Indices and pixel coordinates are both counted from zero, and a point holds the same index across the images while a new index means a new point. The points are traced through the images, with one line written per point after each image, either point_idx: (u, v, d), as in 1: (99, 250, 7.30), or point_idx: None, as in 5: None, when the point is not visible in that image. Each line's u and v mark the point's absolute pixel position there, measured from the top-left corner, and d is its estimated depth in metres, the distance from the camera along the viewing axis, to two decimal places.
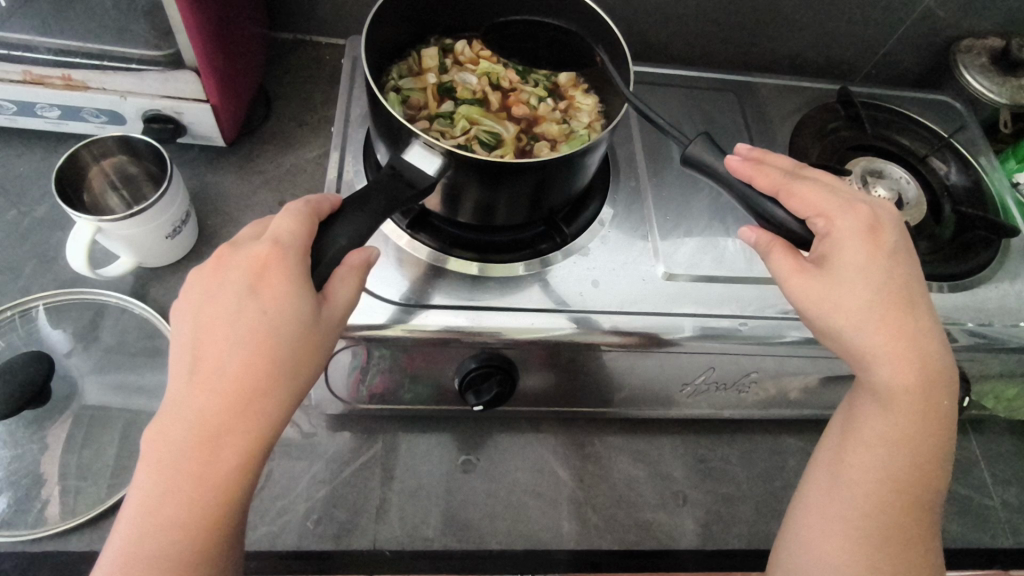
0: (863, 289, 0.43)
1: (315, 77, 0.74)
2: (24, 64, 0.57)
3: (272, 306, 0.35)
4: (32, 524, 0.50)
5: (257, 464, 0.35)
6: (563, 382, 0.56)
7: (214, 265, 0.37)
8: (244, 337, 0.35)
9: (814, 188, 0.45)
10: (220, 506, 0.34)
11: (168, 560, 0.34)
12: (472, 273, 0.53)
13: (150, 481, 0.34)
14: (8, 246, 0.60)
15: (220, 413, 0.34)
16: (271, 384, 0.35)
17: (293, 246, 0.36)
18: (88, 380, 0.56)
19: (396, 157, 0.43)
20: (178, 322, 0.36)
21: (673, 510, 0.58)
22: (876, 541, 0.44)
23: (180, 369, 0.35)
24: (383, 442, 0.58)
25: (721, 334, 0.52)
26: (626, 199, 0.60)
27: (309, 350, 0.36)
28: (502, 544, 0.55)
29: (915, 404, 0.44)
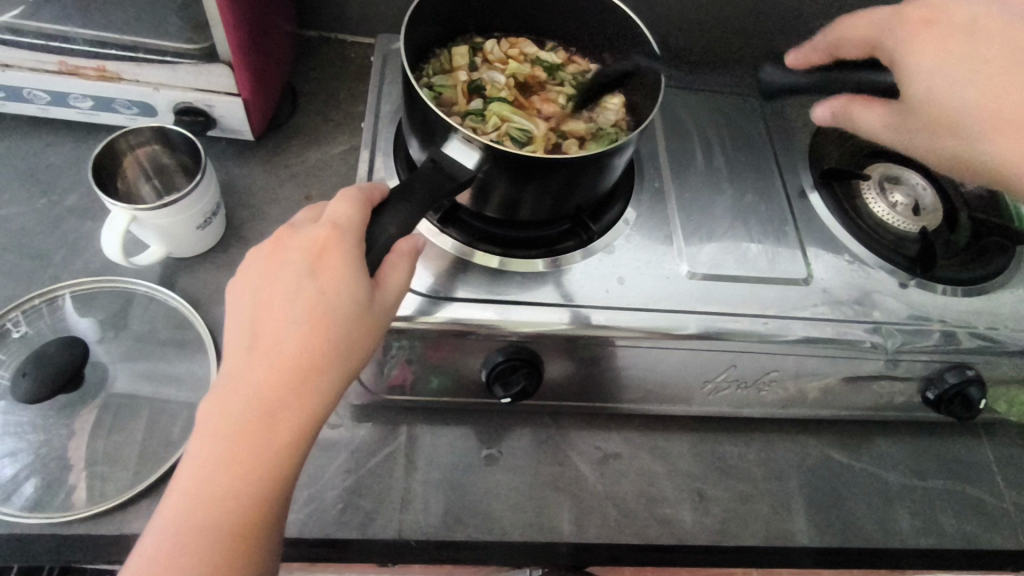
0: (968, 90, 0.44)
1: (339, 74, 0.75)
2: (60, 54, 0.57)
3: (330, 287, 0.36)
4: (61, 508, 0.51)
5: (308, 442, 0.37)
6: (588, 376, 0.57)
7: (274, 246, 0.38)
8: (301, 315, 0.36)
9: (861, 21, 0.51)
10: (271, 481, 0.35)
11: (221, 530, 0.34)
12: (492, 266, 0.54)
13: (204, 451, 0.35)
14: (38, 233, 0.61)
15: (278, 389, 0.35)
16: (326, 363, 0.36)
17: (350, 228, 0.38)
18: (117, 368, 0.57)
19: (435, 151, 0.44)
20: (236, 300, 0.38)
21: (692, 506, 0.59)
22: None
23: (240, 346, 0.36)
24: (406, 434, 0.59)
25: (730, 331, 0.53)
26: (650, 198, 0.61)
27: (362, 333, 0.37)
28: (523, 536, 0.56)
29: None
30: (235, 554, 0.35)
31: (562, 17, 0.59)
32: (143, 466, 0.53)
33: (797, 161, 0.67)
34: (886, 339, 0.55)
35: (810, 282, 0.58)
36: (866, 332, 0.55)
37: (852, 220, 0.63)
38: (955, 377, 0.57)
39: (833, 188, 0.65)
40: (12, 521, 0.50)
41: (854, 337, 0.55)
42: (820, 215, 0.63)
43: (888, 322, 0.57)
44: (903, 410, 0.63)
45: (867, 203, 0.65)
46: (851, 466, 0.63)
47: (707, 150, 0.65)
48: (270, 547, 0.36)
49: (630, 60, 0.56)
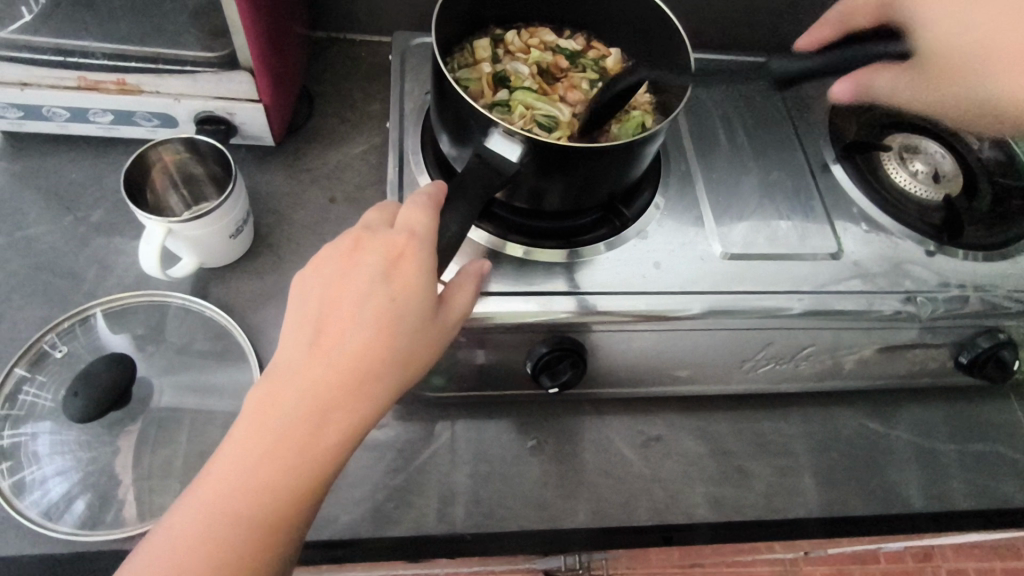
0: (996, 29, 0.47)
1: (353, 74, 0.75)
2: (80, 70, 0.57)
3: (401, 294, 0.37)
4: (117, 524, 0.51)
5: (350, 446, 0.37)
6: (630, 362, 0.57)
7: (352, 246, 0.39)
8: (369, 319, 0.36)
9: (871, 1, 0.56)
10: (312, 478, 0.36)
11: (254, 520, 0.34)
12: (517, 256, 0.55)
13: (252, 439, 0.35)
14: (67, 252, 0.61)
15: (335, 390, 0.36)
16: (385, 371, 0.36)
17: (427, 238, 0.38)
18: (159, 382, 0.57)
19: (478, 145, 0.44)
20: (305, 292, 0.38)
21: (737, 483, 0.60)
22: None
23: (303, 339, 0.37)
24: (452, 429, 0.59)
25: (767, 310, 0.54)
26: (678, 181, 0.61)
27: (423, 345, 0.38)
28: (575, 522, 0.56)
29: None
30: (262, 544, 0.35)
31: (585, 4, 0.59)
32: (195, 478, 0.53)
33: (818, 136, 0.67)
34: (920, 308, 0.56)
35: (842, 255, 0.59)
36: (899, 302, 0.56)
37: (875, 191, 0.63)
38: (986, 342, 0.59)
39: (855, 160, 0.65)
40: (69, 539, 0.50)
41: (888, 309, 0.56)
42: (845, 187, 0.64)
43: (922, 290, 0.58)
44: (938, 376, 0.64)
45: (889, 173, 0.65)
46: (887, 435, 0.64)
47: (729, 129, 0.66)
48: (297, 542, 0.37)
49: (656, 42, 0.56)
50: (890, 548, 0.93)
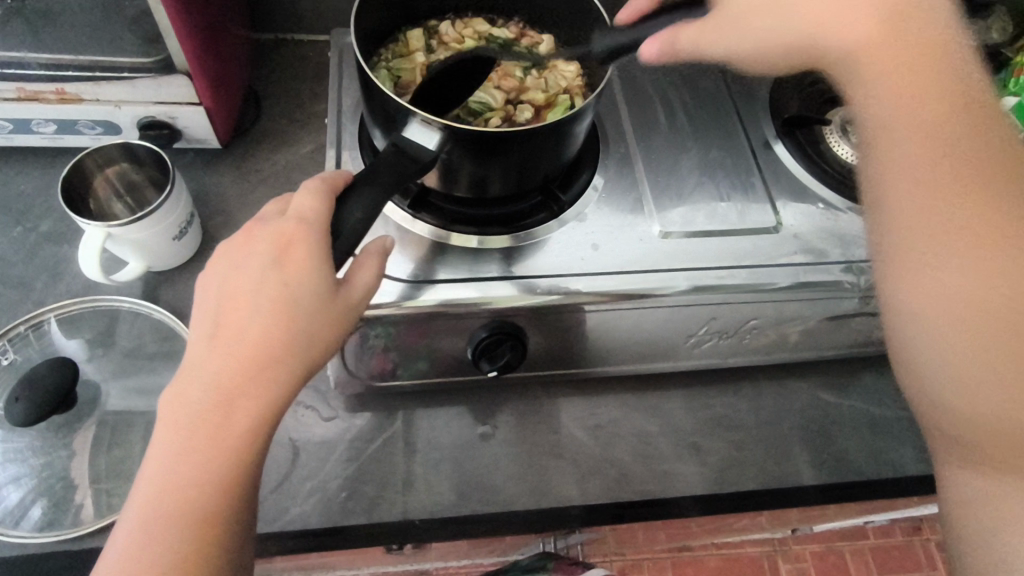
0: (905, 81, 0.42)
1: (301, 74, 0.75)
2: (16, 81, 0.57)
3: (293, 278, 0.38)
4: (71, 524, 0.52)
5: (268, 432, 0.37)
6: (575, 345, 0.58)
7: (242, 239, 0.40)
8: (264, 305, 0.37)
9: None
10: (235, 468, 0.36)
11: (184, 518, 0.35)
12: (471, 246, 0.56)
13: (168, 438, 0.36)
14: (16, 262, 0.62)
15: (238, 377, 0.36)
16: (285, 353, 0.37)
17: (315, 221, 0.39)
18: (110, 386, 0.57)
19: (395, 136, 0.44)
20: (204, 292, 0.39)
21: (688, 459, 0.60)
22: (982, 230, 0.39)
23: (201, 335, 0.38)
24: (404, 418, 0.60)
25: (711, 286, 0.55)
26: (617, 163, 0.62)
27: (326, 324, 0.38)
28: (526, 505, 0.57)
29: (926, 86, 0.42)
30: (197, 543, 0.35)
31: None
32: None
33: (757, 112, 0.68)
34: (859, 277, 0.56)
35: (780, 229, 0.59)
36: (840, 272, 0.57)
37: (817, 166, 0.64)
38: None
39: (795, 136, 0.66)
40: (25, 543, 0.51)
41: (828, 279, 0.56)
42: (785, 163, 0.64)
43: (861, 259, 0.58)
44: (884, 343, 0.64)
45: (830, 146, 0.66)
46: (840, 405, 0.65)
47: (669, 110, 0.66)
48: (239, 535, 0.37)
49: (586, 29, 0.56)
50: (864, 517, 0.94)
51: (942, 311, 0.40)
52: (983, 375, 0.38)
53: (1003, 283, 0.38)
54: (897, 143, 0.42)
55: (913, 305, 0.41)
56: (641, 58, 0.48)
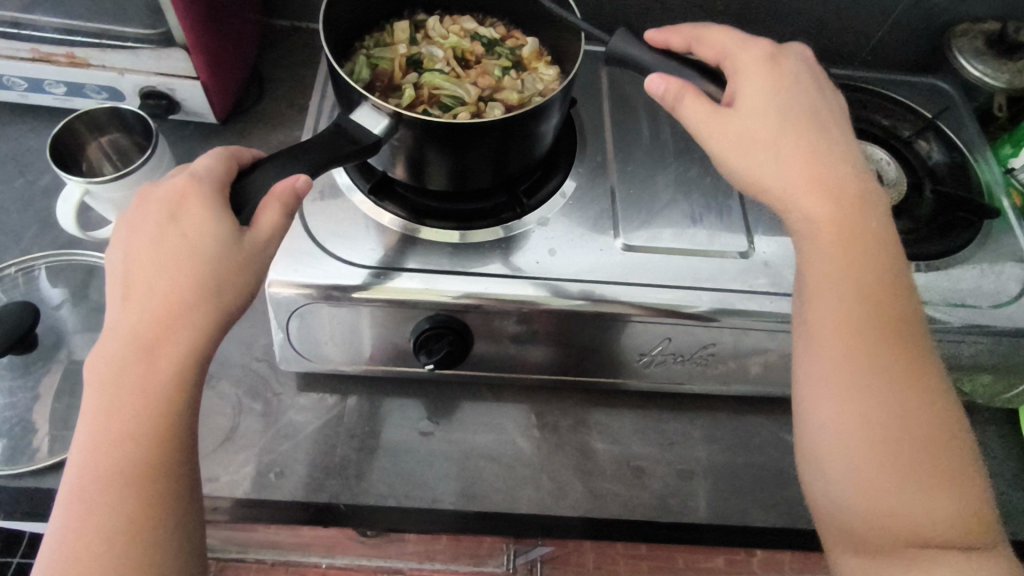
0: (828, 219, 0.44)
1: (309, 61, 0.78)
2: (31, 42, 0.61)
3: (190, 227, 0.38)
4: (15, 462, 0.54)
5: (195, 377, 0.38)
6: (565, 357, 0.58)
7: (137, 204, 0.40)
8: (166, 257, 0.38)
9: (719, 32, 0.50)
10: (163, 415, 0.37)
11: (124, 469, 0.36)
12: (454, 241, 0.56)
13: (96, 398, 0.37)
14: (13, 210, 0.65)
15: (150, 326, 0.37)
16: (195, 298, 0.37)
17: (207, 177, 0.40)
18: (77, 337, 0.60)
19: (343, 117, 0.45)
20: (110, 260, 0.40)
21: (631, 482, 0.58)
22: (884, 387, 0.41)
23: (114, 296, 0.38)
24: (349, 403, 0.60)
25: (741, 309, 0.53)
26: (590, 172, 0.61)
27: (233, 267, 0.38)
28: (455, 506, 0.56)
29: (861, 261, 0.43)
30: (138, 493, 0.36)
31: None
32: None
33: None
34: None
35: (750, 254, 0.57)
36: None
37: None
38: None
39: None
40: None
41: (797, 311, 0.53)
42: None
43: None
44: None
45: None
46: None
47: (656, 125, 0.65)
48: (185, 482, 0.38)
49: (562, 30, 0.57)
50: None
51: (841, 441, 0.41)
52: (878, 490, 0.40)
53: (894, 434, 0.41)
54: (821, 276, 0.43)
55: (814, 425, 0.43)
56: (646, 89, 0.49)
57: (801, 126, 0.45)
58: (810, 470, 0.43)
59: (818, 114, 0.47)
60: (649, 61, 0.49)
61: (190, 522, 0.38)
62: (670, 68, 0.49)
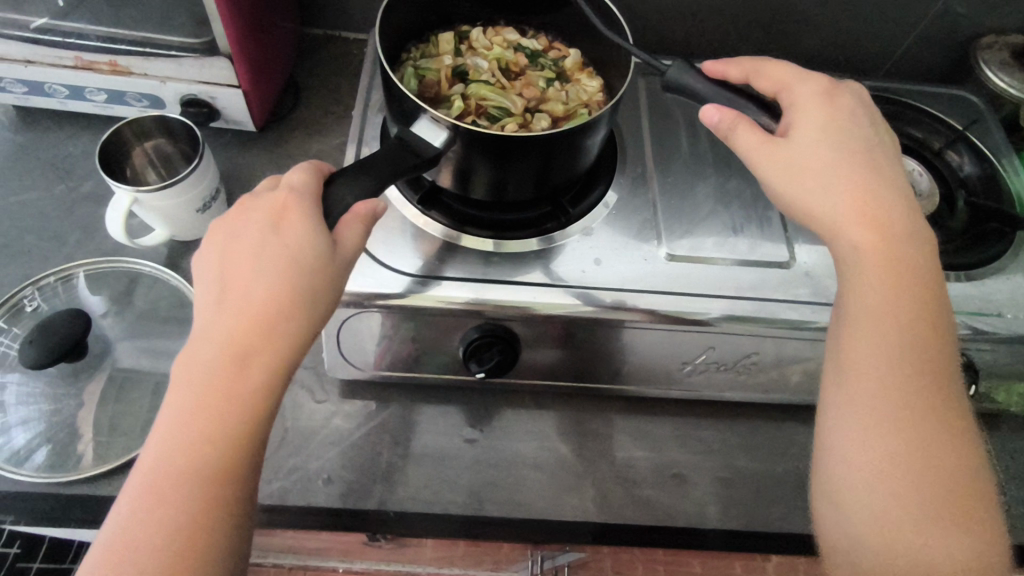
0: (872, 257, 0.44)
1: (342, 69, 0.78)
2: (75, 50, 0.61)
3: (290, 241, 0.39)
4: (67, 469, 0.54)
5: (280, 388, 0.39)
6: (573, 360, 0.58)
7: (236, 211, 0.41)
8: (266, 267, 0.38)
9: (781, 67, 0.51)
10: (245, 421, 0.37)
11: (200, 472, 0.36)
12: (487, 249, 0.56)
13: (181, 398, 0.37)
14: (54, 217, 0.66)
15: (245, 335, 0.37)
16: (293, 310, 0.38)
17: (306, 191, 0.41)
18: (122, 344, 0.60)
19: (404, 130, 0.47)
20: (202, 261, 0.40)
21: (672, 489, 0.59)
22: (912, 428, 0.42)
23: (207, 300, 0.39)
24: (392, 411, 0.61)
25: (749, 316, 0.53)
26: (632, 182, 0.62)
27: (324, 284, 0.40)
28: (502, 513, 0.57)
29: (905, 305, 0.44)
30: (210, 496, 0.36)
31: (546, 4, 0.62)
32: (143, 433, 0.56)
33: None
34: None
35: (792, 264, 0.58)
36: None
37: None
38: None
39: None
40: (22, 481, 0.54)
41: None
42: None
43: None
44: None
45: None
46: None
47: (693, 137, 0.66)
48: (247, 490, 0.38)
49: (605, 41, 0.59)
50: None
51: (858, 471, 0.42)
52: (888, 522, 0.41)
53: (915, 470, 0.41)
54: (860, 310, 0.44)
55: (834, 451, 0.44)
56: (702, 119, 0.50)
57: (857, 164, 0.46)
58: (824, 495, 0.44)
59: (875, 152, 0.47)
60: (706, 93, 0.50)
61: (244, 531, 0.38)
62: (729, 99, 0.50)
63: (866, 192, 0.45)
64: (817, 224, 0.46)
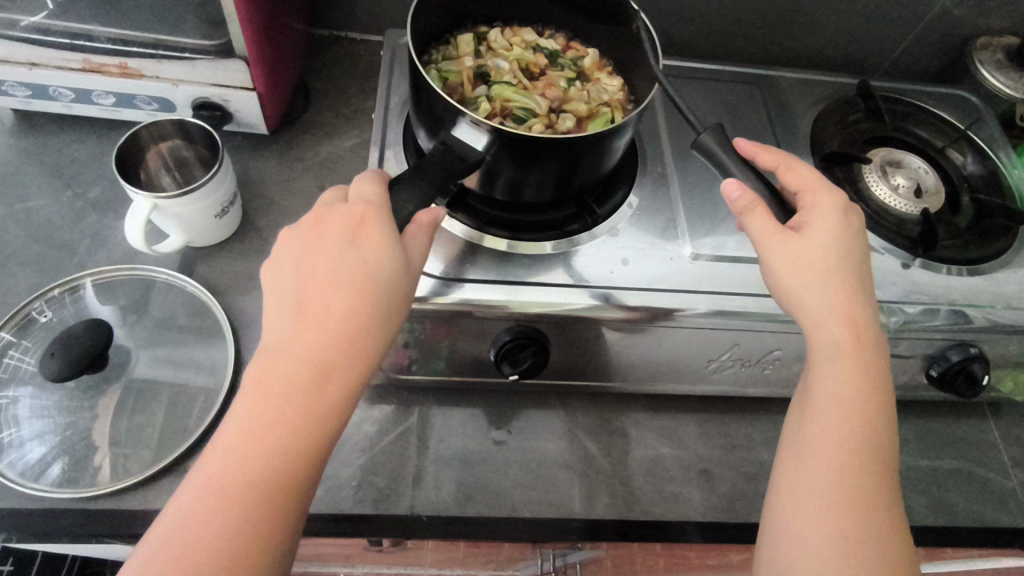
0: (833, 350, 0.45)
1: (351, 71, 0.78)
2: (83, 52, 0.60)
3: (370, 254, 0.40)
4: (87, 484, 0.52)
5: (351, 405, 0.39)
6: (563, 359, 0.58)
7: (313, 221, 0.42)
8: (346, 280, 0.39)
9: (808, 169, 0.51)
10: (318, 435, 0.37)
11: (271, 483, 0.36)
12: (501, 249, 0.56)
13: (255, 406, 0.37)
14: (63, 225, 0.65)
15: (328, 349, 0.38)
16: (371, 324, 0.39)
17: (382, 204, 0.42)
18: (139, 354, 0.59)
19: (444, 134, 0.46)
20: (277, 273, 0.41)
21: (697, 485, 0.60)
22: (863, 515, 0.42)
23: (286, 311, 0.39)
24: (418, 414, 0.61)
25: (732, 311, 0.54)
26: (653, 183, 0.63)
27: (397, 299, 0.41)
28: (533, 513, 0.57)
29: (870, 402, 0.44)
30: (279, 509, 0.36)
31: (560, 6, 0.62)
32: (166, 444, 0.54)
33: (797, 147, 0.69)
34: (889, 317, 0.56)
35: None
36: None
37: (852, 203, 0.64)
38: (958, 355, 0.58)
39: (833, 172, 0.67)
40: (43, 498, 0.52)
41: None
42: None
43: (890, 301, 0.58)
44: (908, 389, 0.64)
45: (870, 185, 0.67)
46: None
47: None
48: (305, 505, 0.38)
49: (624, 40, 0.60)
50: None
51: (808, 542, 0.41)
52: None
53: (849, 552, 0.41)
54: (822, 389, 0.45)
55: (785, 518, 0.43)
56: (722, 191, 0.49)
57: (848, 271, 0.46)
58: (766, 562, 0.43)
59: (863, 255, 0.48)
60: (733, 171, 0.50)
61: (294, 549, 0.38)
62: (750, 180, 0.50)
63: (844, 286, 0.46)
64: (800, 312, 0.46)
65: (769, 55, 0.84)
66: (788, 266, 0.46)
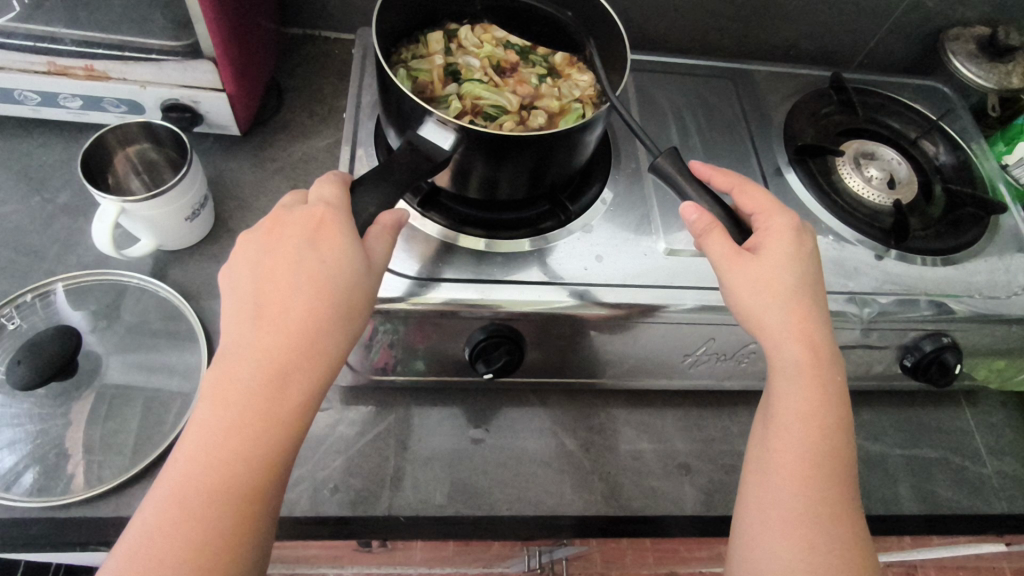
0: (798, 357, 0.45)
1: (324, 70, 0.77)
2: (48, 55, 0.59)
3: (329, 255, 0.39)
4: (60, 491, 0.52)
5: (314, 409, 0.39)
6: (552, 357, 0.58)
7: (271, 225, 0.41)
8: (305, 282, 0.39)
9: (761, 191, 0.51)
10: (282, 439, 0.37)
11: (234, 491, 0.35)
12: (478, 248, 0.55)
13: (216, 413, 0.36)
14: (32, 231, 0.64)
15: (288, 352, 0.38)
16: (329, 326, 0.39)
17: (342, 206, 0.41)
18: (111, 359, 0.58)
19: (411, 134, 0.46)
20: (235, 278, 0.40)
21: (677, 479, 0.61)
22: (824, 524, 0.42)
23: (245, 316, 0.39)
24: (397, 415, 0.60)
25: (721, 305, 0.54)
26: (627, 179, 0.63)
27: (360, 298, 0.41)
28: (512, 511, 0.57)
29: (825, 402, 0.45)
30: (243, 518, 0.35)
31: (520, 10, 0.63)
32: (140, 450, 0.54)
33: (772, 141, 0.70)
34: (862, 308, 0.57)
35: None
36: (843, 303, 0.57)
37: (826, 196, 0.65)
38: (931, 345, 0.58)
39: (807, 164, 0.67)
40: (15, 507, 0.51)
41: (834, 308, 0.56)
42: (795, 191, 0.66)
43: (864, 292, 0.58)
44: (884, 378, 0.65)
45: (843, 177, 0.67)
46: None
47: (683, 133, 0.68)
48: (272, 514, 0.37)
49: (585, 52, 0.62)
50: None
51: (772, 547, 0.42)
52: None
53: (810, 552, 0.41)
54: (781, 394, 0.46)
55: (756, 518, 0.43)
56: (680, 215, 0.49)
57: (803, 284, 0.47)
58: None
59: (815, 261, 0.48)
60: (691, 193, 0.50)
61: (264, 559, 0.38)
62: (710, 202, 0.50)
63: (799, 297, 0.46)
64: (760, 331, 0.46)
65: (744, 49, 0.84)
66: (747, 285, 0.46)
